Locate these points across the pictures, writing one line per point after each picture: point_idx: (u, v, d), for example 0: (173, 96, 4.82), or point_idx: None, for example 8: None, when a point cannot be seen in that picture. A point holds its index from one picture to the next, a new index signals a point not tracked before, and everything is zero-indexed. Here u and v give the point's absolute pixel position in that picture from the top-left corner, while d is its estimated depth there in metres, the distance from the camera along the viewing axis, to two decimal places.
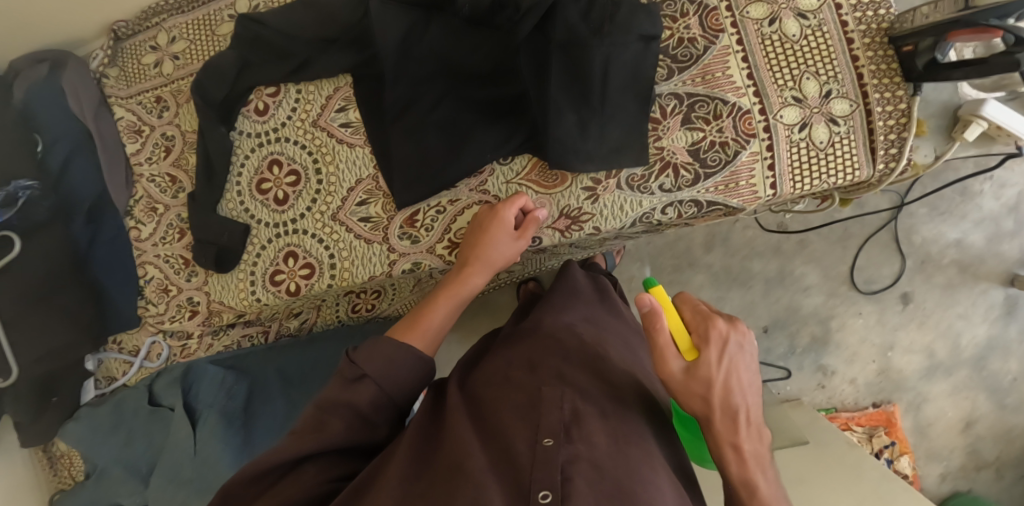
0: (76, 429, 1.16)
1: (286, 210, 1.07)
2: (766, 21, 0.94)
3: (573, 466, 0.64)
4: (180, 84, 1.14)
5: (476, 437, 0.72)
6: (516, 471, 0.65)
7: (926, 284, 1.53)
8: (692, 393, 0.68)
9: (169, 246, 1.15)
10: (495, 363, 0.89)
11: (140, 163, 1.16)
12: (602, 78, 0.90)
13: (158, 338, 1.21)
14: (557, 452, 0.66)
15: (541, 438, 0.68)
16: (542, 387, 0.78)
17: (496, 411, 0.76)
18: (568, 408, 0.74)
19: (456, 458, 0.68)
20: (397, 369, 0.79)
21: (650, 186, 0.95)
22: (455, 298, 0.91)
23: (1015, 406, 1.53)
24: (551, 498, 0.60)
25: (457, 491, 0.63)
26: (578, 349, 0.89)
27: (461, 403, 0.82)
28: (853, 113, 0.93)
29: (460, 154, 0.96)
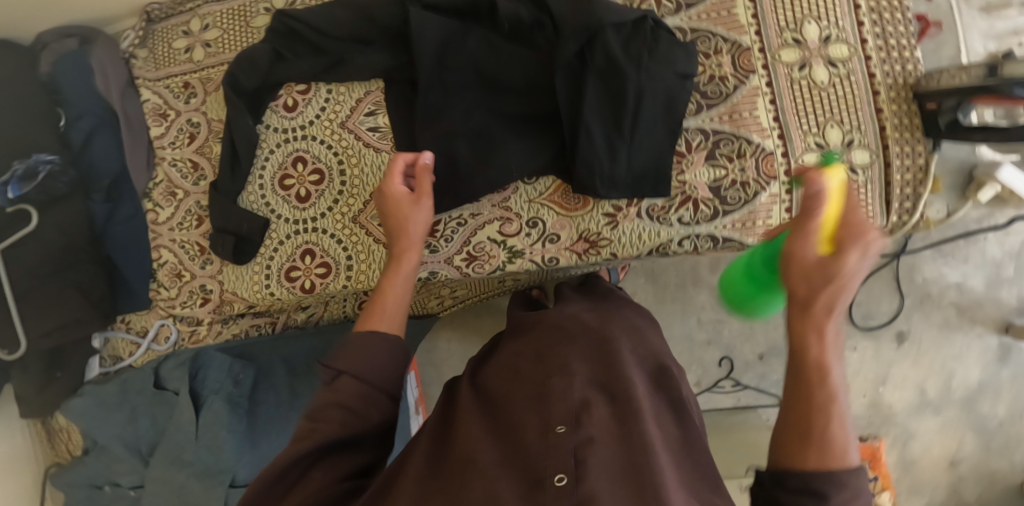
0: (81, 404, 1.16)
1: (308, 207, 1.08)
2: (797, 66, 0.97)
3: (584, 453, 0.69)
4: (209, 72, 1.14)
5: (487, 429, 0.76)
6: (527, 460, 0.70)
7: (924, 323, 1.57)
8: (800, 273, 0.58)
9: (185, 232, 1.15)
10: (504, 350, 0.91)
11: (163, 147, 1.17)
12: (638, 106, 0.91)
13: (168, 321, 1.21)
14: (569, 440, 0.71)
15: (552, 426, 0.72)
16: (550, 375, 0.80)
17: (507, 404, 0.79)
18: (578, 397, 0.77)
19: (468, 452, 0.73)
20: (370, 355, 0.75)
21: (669, 217, 0.97)
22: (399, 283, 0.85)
23: (1001, 448, 1.57)
24: (566, 482, 0.66)
25: (472, 483, 0.68)
26: (585, 334, 0.89)
27: (472, 393, 0.85)
28: (872, 164, 0.95)
29: (488, 165, 0.97)
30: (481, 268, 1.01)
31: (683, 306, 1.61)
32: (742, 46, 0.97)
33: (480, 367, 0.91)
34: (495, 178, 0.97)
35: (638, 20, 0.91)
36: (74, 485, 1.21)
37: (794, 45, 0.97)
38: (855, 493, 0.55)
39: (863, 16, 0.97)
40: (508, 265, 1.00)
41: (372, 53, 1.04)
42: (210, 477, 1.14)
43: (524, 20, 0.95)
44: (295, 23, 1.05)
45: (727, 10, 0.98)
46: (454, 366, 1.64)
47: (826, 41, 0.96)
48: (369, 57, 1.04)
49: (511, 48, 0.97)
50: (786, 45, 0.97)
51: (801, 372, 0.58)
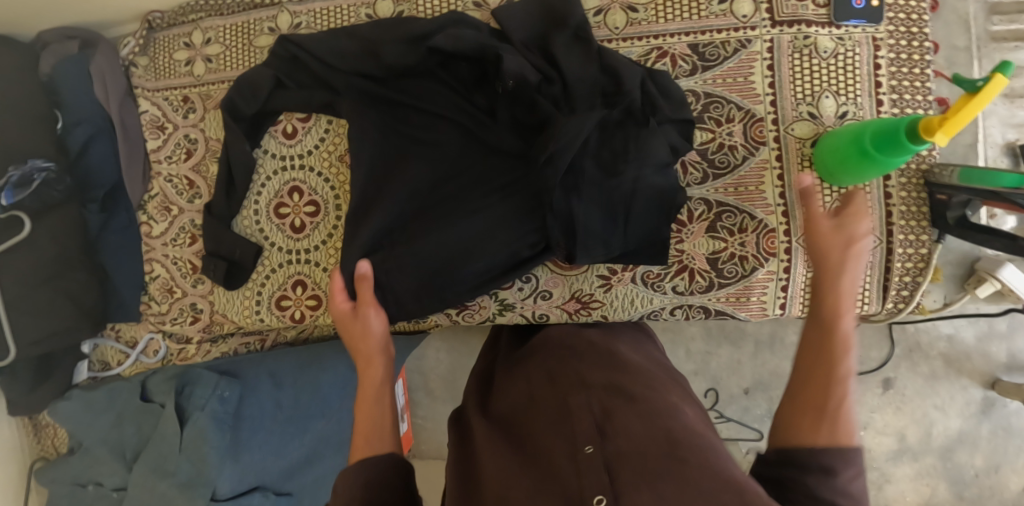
0: (68, 407, 1.18)
1: (301, 238, 1.07)
2: (810, 141, 0.94)
3: (617, 466, 0.65)
4: (209, 88, 1.12)
5: (509, 462, 0.72)
6: (561, 486, 0.66)
7: (910, 372, 1.55)
8: (823, 256, 0.74)
9: (178, 249, 1.14)
10: (518, 376, 0.87)
11: (160, 161, 1.15)
12: (625, 215, 0.88)
13: (156, 335, 1.20)
14: (600, 458, 0.66)
15: (579, 447, 0.68)
16: (568, 394, 0.77)
17: (528, 429, 0.76)
18: (597, 407, 0.73)
19: (497, 487, 0.69)
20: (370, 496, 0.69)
21: (663, 285, 0.96)
22: (366, 406, 0.78)
23: (974, 500, 1.52)
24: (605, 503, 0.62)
25: None
26: (592, 349, 0.86)
27: (487, 427, 0.81)
28: (875, 248, 0.94)
29: (460, 267, 0.92)
30: (472, 316, 1.00)
31: (674, 335, 1.62)
32: (755, 115, 0.94)
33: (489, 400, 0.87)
34: (470, 278, 0.93)
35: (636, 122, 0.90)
36: (56, 482, 1.21)
37: (807, 118, 0.94)
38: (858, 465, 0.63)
39: (883, 94, 0.94)
40: (498, 317, 0.99)
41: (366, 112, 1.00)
42: (192, 488, 1.14)
43: (531, 81, 0.91)
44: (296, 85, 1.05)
45: (744, 77, 0.95)
46: (440, 377, 1.65)
47: (842, 117, 0.94)
48: (371, 97, 1.01)
49: (506, 137, 0.96)
50: (799, 118, 0.94)
51: (818, 359, 0.68)
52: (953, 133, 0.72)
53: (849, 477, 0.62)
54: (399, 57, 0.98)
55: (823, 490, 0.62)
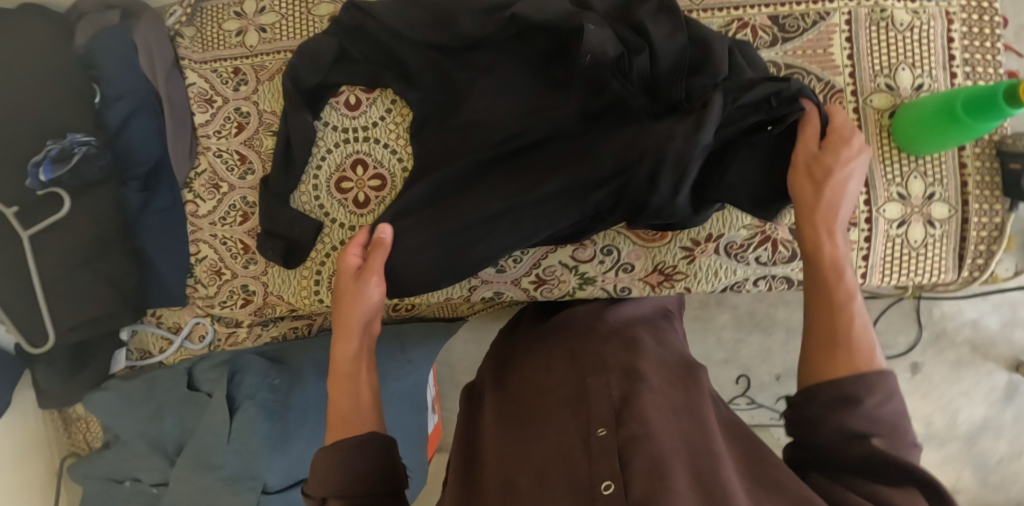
0: (104, 398, 1.11)
1: (366, 213, 1.03)
2: (888, 112, 0.95)
3: (631, 450, 0.66)
4: (263, 59, 1.07)
5: (519, 443, 0.74)
6: (571, 465, 0.68)
7: (937, 357, 1.58)
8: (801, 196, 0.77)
9: (228, 229, 1.09)
10: (531, 358, 0.89)
11: (208, 136, 1.09)
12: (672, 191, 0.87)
13: (204, 319, 1.15)
14: (613, 442, 0.68)
15: (593, 430, 0.70)
16: (586, 378, 0.77)
17: (544, 407, 0.77)
18: (616, 392, 0.74)
19: (509, 473, 0.71)
20: (337, 471, 0.70)
21: (746, 256, 0.95)
22: (347, 385, 0.79)
23: (997, 484, 1.58)
24: (615, 488, 0.63)
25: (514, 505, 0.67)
26: (613, 333, 0.86)
27: (502, 409, 0.82)
28: (950, 218, 0.95)
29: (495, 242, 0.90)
30: (550, 291, 0.98)
31: (705, 324, 1.62)
32: (835, 87, 0.95)
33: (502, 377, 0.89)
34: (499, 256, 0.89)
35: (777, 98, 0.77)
36: (90, 478, 1.14)
37: (885, 90, 0.95)
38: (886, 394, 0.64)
39: (956, 67, 0.95)
40: (578, 291, 0.98)
41: (424, 98, 0.99)
42: (239, 483, 1.08)
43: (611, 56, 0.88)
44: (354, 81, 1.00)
45: (824, 48, 0.95)
46: (469, 368, 1.61)
47: (918, 89, 0.95)
48: (435, 70, 0.97)
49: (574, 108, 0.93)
50: (877, 90, 0.95)
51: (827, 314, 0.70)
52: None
53: (872, 408, 0.64)
54: (474, 26, 0.93)
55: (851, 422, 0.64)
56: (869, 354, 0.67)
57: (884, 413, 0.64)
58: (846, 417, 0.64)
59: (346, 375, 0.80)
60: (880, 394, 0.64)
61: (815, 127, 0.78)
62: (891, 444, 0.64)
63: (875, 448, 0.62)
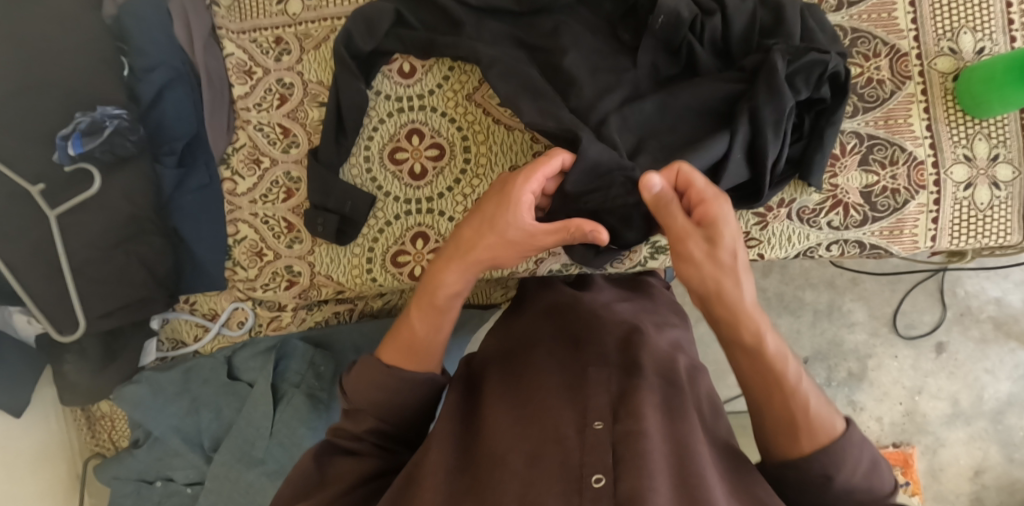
0: (136, 392, 1.03)
1: (422, 185, 0.99)
2: (952, 76, 0.95)
3: (624, 448, 0.65)
4: (308, 28, 1.02)
5: (507, 420, 0.71)
6: (562, 452, 0.65)
7: (962, 337, 1.56)
8: (704, 285, 0.65)
9: (271, 206, 1.03)
10: (524, 336, 0.86)
11: (248, 108, 1.04)
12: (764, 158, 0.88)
13: (245, 304, 1.07)
14: (608, 437, 0.67)
15: (588, 421, 0.68)
16: (587, 366, 0.76)
17: (537, 387, 0.74)
18: (615, 388, 0.73)
19: (496, 450, 0.68)
20: (397, 395, 0.70)
21: (818, 221, 0.94)
22: (442, 326, 0.73)
23: None
24: (604, 483, 0.62)
25: (495, 485, 0.64)
26: (617, 323, 0.85)
27: (499, 383, 0.78)
28: (1014, 180, 0.95)
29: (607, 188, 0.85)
30: (621, 264, 0.98)
31: None
32: (900, 51, 0.95)
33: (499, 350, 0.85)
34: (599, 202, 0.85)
35: (845, 72, 0.88)
36: (120, 480, 1.06)
37: (948, 54, 0.95)
38: (852, 462, 0.62)
39: (1016, 31, 0.95)
40: (650, 260, 0.98)
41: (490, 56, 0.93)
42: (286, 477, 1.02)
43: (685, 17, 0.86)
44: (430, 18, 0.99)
45: (888, 12, 0.95)
46: None
47: (980, 53, 0.95)
48: (498, 35, 0.95)
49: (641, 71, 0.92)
50: (941, 53, 0.95)
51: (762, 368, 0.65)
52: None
53: (846, 477, 0.62)
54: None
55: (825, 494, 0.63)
56: (830, 428, 0.63)
57: (857, 483, 0.63)
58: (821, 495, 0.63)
59: (439, 313, 0.73)
60: (851, 461, 0.63)
61: (679, 217, 0.66)
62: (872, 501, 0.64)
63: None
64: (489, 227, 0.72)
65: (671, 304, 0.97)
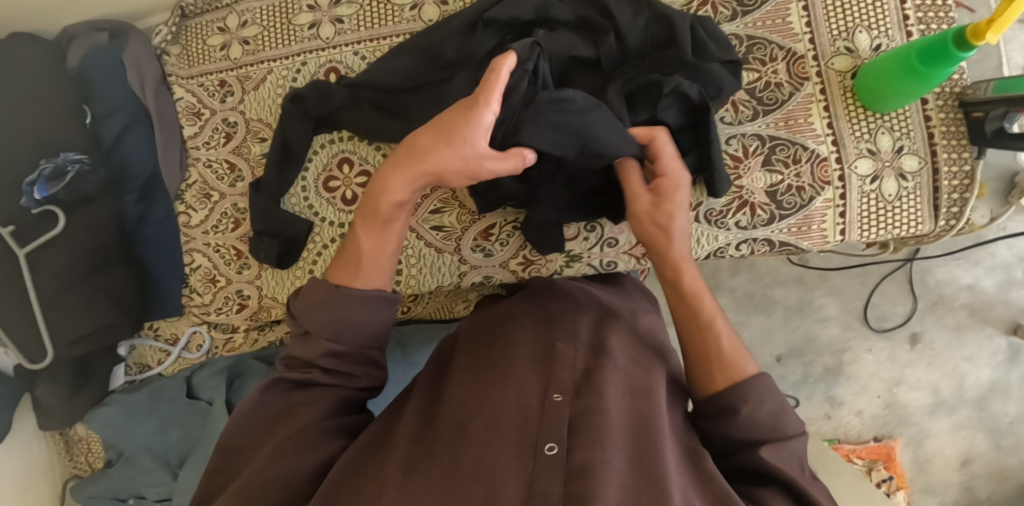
0: (108, 413, 1.11)
1: (354, 210, 1.06)
2: (849, 74, 0.99)
3: (581, 421, 0.70)
4: (248, 70, 1.11)
5: (474, 390, 0.76)
6: (523, 420, 0.71)
7: (937, 325, 1.60)
8: (649, 233, 0.84)
9: (221, 235, 1.12)
10: (498, 314, 0.91)
11: (197, 147, 1.13)
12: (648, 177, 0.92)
13: (201, 328, 1.15)
14: (566, 408, 0.72)
15: (550, 393, 0.73)
16: (556, 342, 0.81)
17: (507, 360, 0.80)
18: (580, 366, 0.78)
19: (461, 417, 0.73)
20: (338, 310, 0.74)
21: (726, 221, 0.98)
22: (384, 233, 0.80)
23: (1010, 447, 1.58)
24: (557, 451, 0.67)
25: (458, 446, 0.69)
26: (592, 305, 0.90)
27: (469, 357, 0.84)
28: (921, 170, 0.98)
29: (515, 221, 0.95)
30: (539, 271, 1.00)
31: None
32: (796, 53, 0.99)
33: (473, 327, 0.90)
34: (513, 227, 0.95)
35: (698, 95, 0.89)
36: (96, 498, 1.13)
37: (845, 54, 0.99)
38: (759, 403, 0.72)
39: (911, 26, 0.99)
40: (566, 269, 1.00)
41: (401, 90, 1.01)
42: None
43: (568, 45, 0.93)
44: (359, 57, 1.07)
45: (782, 18, 0.99)
46: None
47: (876, 50, 0.99)
48: (415, 68, 1.01)
49: None
50: (838, 53, 0.99)
51: (686, 315, 0.81)
52: (1003, 30, 0.77)
53: (750, 413, 0.72)
54: (453, 42, 0.98)
55: (731, 433, 0.73)
56: (738, 366, 0.75)
57: (761, 416, 0.72)
58: (730, 427, 0.73)
59: (383, 224, 0.80)
60: (755, 400, 0.72)
61: (634, 178, 0.85)
62: (778, 448, 0.70)
63: (763, 460, 0.69)
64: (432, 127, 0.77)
65: (641, 292, 0.99)
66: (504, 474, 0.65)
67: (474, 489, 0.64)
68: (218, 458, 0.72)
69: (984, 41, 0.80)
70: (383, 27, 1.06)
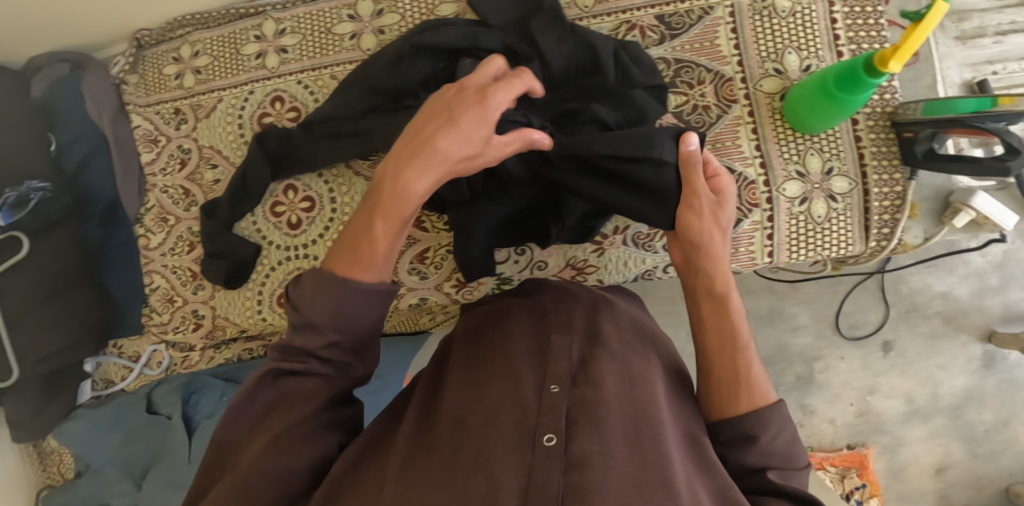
0: (74, 428, 1.16)
1: (299, 234, 1.10)
2: (778, 95, 0.99)
3: (579, 412, 0.67)
4: (199, 99, 1.15)
5: (469, 383, 0.73)
6: (519, 413, 0.67)
7: (911, 332, 1.56)
8: (700, 236, 0.80)
9: (177, 258, 1.16)
10: (491, 308, 0.87)
11: (154, 173, 1.18)
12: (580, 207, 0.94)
13: (161, 346, 1.21)
14: (564, 398, 0.68)
15: (546, 385, 0.70)
16: (549, 332, 0.78)
17: (502, 352, 0.76)
18: (576, 355, 0.75)
19: (455, 411, 0.70)
20: (346, 308, 0.68)
21: (654, 244, 0.99)
22: (395, 220, 0.73)
23: (987, 455, 1.53)
24: (556, 443, 0.64)
25: (454, 440, 0.66)
26: (589, 296, 0.86)
27: (462, 350, 0.81)
28: (851, 191, 0.98)
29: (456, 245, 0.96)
30: (472, 293, 1.03)
31: None
32: (724, 76, 0.99)
33: (466, 320, 0.86)
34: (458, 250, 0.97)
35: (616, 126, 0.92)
36: None
37: (774, 75, 0.99)
38: (777, 431, 0.72)
39: (843, 46, 0.99)
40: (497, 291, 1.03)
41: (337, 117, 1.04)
42: None
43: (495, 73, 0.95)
44: (303, 86, 1.10)
45: (710, 41, 1.00)
46: None
47: (806, 70, 0.99)
48: (353, 98, 1.03)
49: None
50: (767, 75, 0.99)
51: (722, 324, 0.79)
52: (905, 58, 0.77)
53: (769, 440, 0.72)
54: (387, 71, 1.01)
55: (748, 458, 0.72)
56: (764, 391, 0.75)
57: (778, 447, 0.72)
58: (745, 452, 0.72)
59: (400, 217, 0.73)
60: (773, 430, 0.72)
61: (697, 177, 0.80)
62: (787, 474, 0.71)
63: (773, 482, 0.69)
64: (435, 120, 0.74)
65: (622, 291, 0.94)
66: (501, 467, 0.62)
67: (475, 482, 0.61)
68: (209, 454, 0.67)
69: (889, 69, 0.80)
70: (325, 57, 1.09)
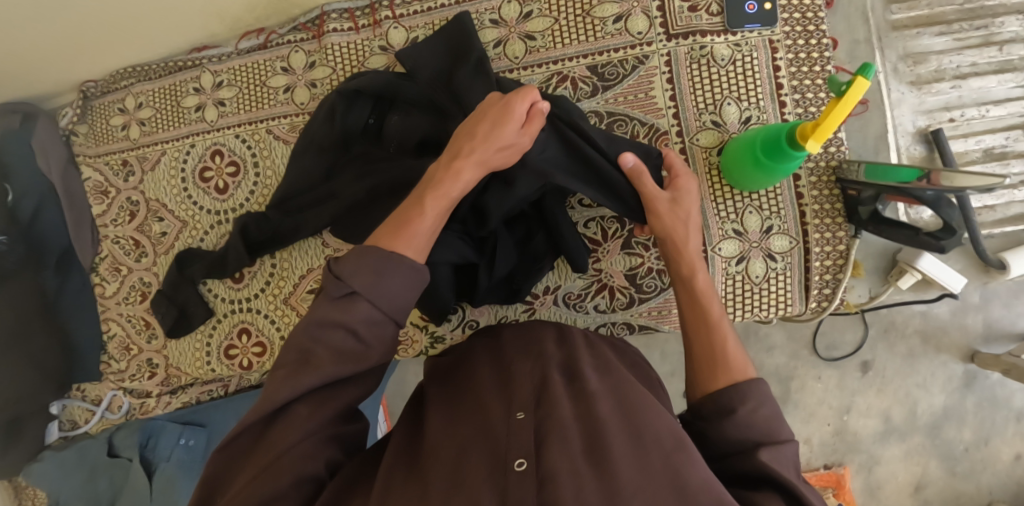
0: (42, 469, 1.21)
1: (242, 287, 1.11)
2: (715, 149, 0.95)
3: (546, 433, 0.62)
4: (145, 150, 1.16)
5: (444, 415, 0.69)
6: (490, 441, 0.62)
7: (889, 352, 1.36)
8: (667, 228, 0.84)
9: (131, 307, 1.19)
10: (463, 351, 0.83)
11: (106, 224, 1.19)
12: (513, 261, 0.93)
13: (120, 392, 1.23)
14: (530, 423, 0.63)
15: (511, 412, 0.64)
16: (511, 362, 0.73)
17: (472, 387, 0.72)
18: (539, 376, 0.69)
19: (431, 445, 0.66)
20: (387, 283, 0.69)
21: (585, 304, 0.98)
22: (440, 192, 0.78)
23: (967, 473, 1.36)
24: (527, 466, 0.59)
25: (427, 474, 0.62)
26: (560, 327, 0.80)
27: (441, 384, 0.77)
28: (791, 250, 0.94)
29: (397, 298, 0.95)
30: (405, 351, 1.02)
31: None
32: (659, 129, 0.96)
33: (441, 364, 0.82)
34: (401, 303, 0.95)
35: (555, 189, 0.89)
36: None
37: (711, 127, 0.95)
38: (755, 401, 0.67)
39: (786, 96, 0.95)
40: (430, 350, 1.02)
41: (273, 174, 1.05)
42: None
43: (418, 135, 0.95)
44: (241, 139, 1.10)
45: (644, 93, 0.96)
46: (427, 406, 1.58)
47: (745, 122, 0.95)
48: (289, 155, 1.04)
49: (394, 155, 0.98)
50: (704, 128, 0.95)
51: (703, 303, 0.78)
52: (824, 139, 0.74)
53: (746, 415, 0.67)
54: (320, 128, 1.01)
55: (738, 440, 0.66)
56: (743, 366, 0.72)
57: (759, 419, 0.67)
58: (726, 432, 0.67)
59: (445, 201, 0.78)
60: (755, 402, 0.67)
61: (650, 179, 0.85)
62: (776, 452, 0.64)
63: (762, 464, 0.63)
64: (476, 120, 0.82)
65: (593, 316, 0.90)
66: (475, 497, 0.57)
67: None
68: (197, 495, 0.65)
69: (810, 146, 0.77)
70: (261, 110, 1.09)
